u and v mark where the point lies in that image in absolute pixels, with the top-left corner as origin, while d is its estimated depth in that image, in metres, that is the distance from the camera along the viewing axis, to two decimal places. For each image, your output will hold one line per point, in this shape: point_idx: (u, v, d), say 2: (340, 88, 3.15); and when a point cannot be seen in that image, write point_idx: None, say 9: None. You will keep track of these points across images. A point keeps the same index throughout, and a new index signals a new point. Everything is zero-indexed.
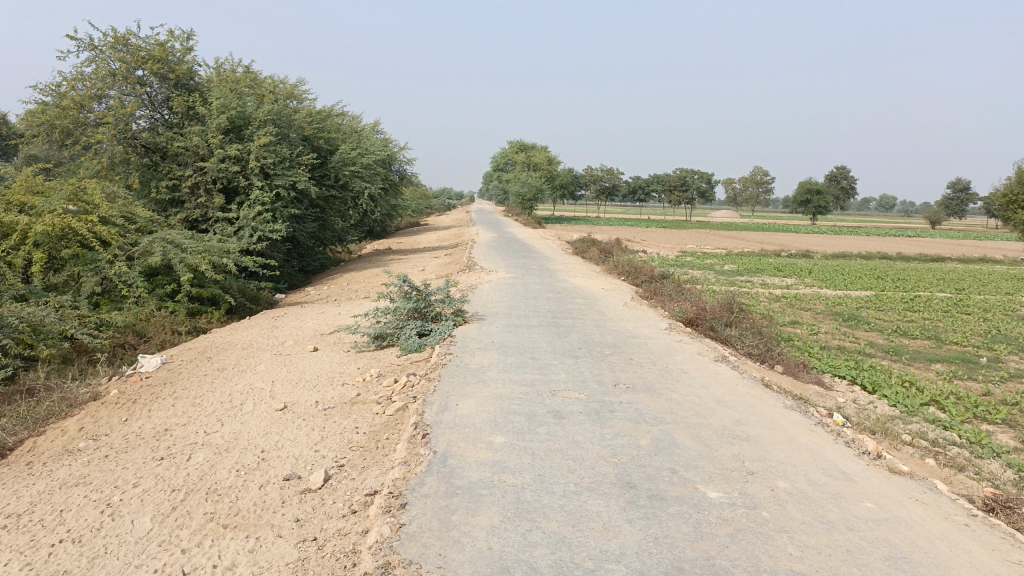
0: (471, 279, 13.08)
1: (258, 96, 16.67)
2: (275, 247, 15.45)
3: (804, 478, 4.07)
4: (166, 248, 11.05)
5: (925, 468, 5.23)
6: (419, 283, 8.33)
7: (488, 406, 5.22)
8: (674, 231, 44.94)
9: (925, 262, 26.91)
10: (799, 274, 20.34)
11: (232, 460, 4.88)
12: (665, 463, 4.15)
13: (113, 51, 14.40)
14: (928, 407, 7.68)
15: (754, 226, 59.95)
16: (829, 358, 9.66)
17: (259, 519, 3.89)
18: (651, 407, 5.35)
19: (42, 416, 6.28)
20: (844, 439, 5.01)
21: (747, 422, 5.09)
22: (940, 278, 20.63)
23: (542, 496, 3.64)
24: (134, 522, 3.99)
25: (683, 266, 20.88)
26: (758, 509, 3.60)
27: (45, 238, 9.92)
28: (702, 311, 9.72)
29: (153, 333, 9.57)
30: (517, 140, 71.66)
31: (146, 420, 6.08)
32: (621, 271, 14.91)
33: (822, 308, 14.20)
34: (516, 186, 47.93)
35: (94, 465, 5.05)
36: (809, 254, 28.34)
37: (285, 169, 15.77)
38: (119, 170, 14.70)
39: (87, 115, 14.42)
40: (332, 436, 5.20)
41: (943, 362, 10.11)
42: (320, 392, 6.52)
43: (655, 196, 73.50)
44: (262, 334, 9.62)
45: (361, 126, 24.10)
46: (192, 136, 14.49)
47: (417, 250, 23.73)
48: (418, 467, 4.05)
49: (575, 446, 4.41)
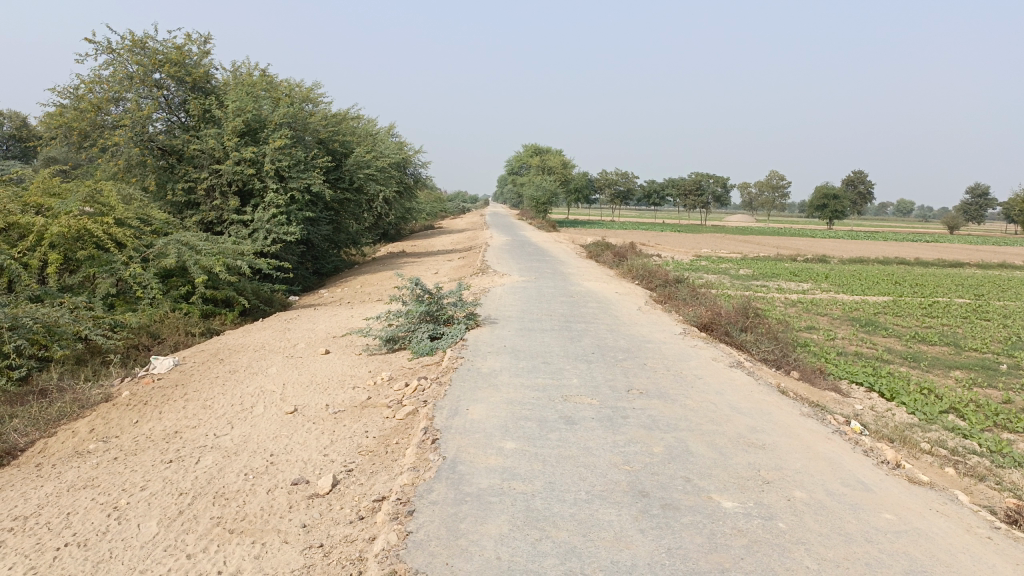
0: (484, 282, 13.03)
1: (274, 99, 16.72)
2: (289, 250, 15.46)
3: (821, 488, 3.97)
4: (181, 250, 11.08)
5: (946, 478, 5.12)
6: (432, 286, 8.28)
7: (498, 411, 5.15)
8: (688, 235, 44.73)
9: (943, 268, 26.60)
10: (816, 279, 20.16)
11: (240, 463, 4.84)
12: (678, 472, 4.06)
13: (131, 54, 14.48)
14: (947, 415, 7.54)
15: (770, 230, 59.54)
16: (847, 365, 9.52)
17: (265, 524, 3.84)
18: (665, 413, 5.26)
19: (54, 417, 6.28)
20: (862, 448, 4.91)
21: (763, 430, 4.99)
22: (960, 284, 20.35)
23: (553, 504, 3.57)
24: (140, 526, 3.96)
25: (698, 270, 20.73)
26: (774, 520, 3.51)
27: (61, 239, 9.95)
28: (717, 316, 9.61)
29: (166, 334, 9.58)
30: (532, 144, 71.67)
31: (156, 422, 6.06)
32: (635, 275, 14.80)
33: (840, 314, 14.04)
34: (530, 190, 47.88)
35: (103, 467, 5.03)
36: (826, 259, 28.09)
37: (300, 172, 15.79)
38: (135, 172, 14.77)
39: (104, 117, 14.51)
40: (341, 440, 5.15)
41: (963, 369, 9.94)
42: (331, 395, 6.48)
43: (670, 200, 73.18)
44: (274, 336, 9.61)
45: (375, 129, 24.16)
46: (207, 139, 14.54)
47: (430, 253, 23.70)
48: (427, 473, 3.99)
49: (587, 452, 4.34)
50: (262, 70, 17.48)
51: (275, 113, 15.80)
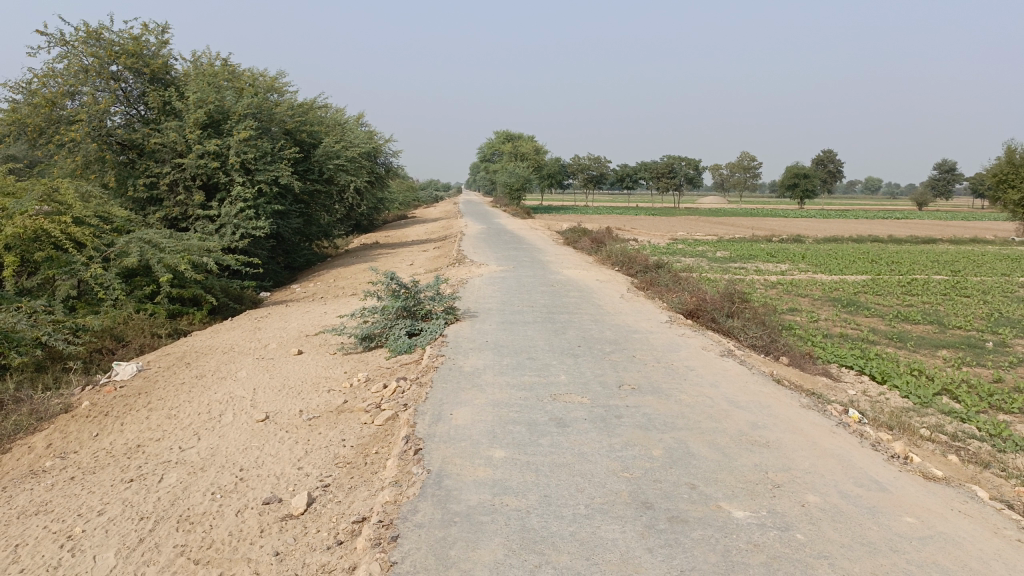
0: (461, 274, 12.67)
1: (237, 89, 16.12)
2: (258, 245, 14.97)
3: (835, 491, 3.70)
4: (144, 249, 10.59)
5: (951, 467, 4.94)
6: (409, 280, 7.88)
7: (485, 415, 4.83)
8: (663, 218, 44.67)
9: (916, 244, 26.66)
10: (794, 260, 20.00)
11: (207, 481, 4.47)
12: (682, 478, 3.77)
13: (85, 45, 13.79)
14: (941, 397, 7.36)
15: (741, 211, 59.59)
16: (834, 347, 9.33)
17: (234, 552, 3.49)
18: (660, 410, 4.97)
19: (8, 432, 5.85)
20: (869, 441, 4.65)
21: (764, 425, 4.72)
22: (935, 260, 20.28)
23: (551, 522, 3.26)
24: (96, 558, 3.59)
25: (675, 254, 20.56)
26: (791, 530, 3.23)
27: (17, 240, 9.37)
28: (702, 302, 9.36)
29: (131, 336, 9.12)
30: (503, 131, 71.00)
31: (118, 435, 5.66)
32: (614, 261, 14.54)
33: (820, 295, 13.90)
34: (503, 176, 47.16)
35: (58, 489, 4.63)
36: (801, 239, 28.02)
37: (267, 164, 15.24)
38: (94, 169, 14.14)
39: (60, 112, 13.82)
40: (317, 451, 4.81)
41: (949, 348, 9.81)
42: (305, 399, 6.11)
43: (643, 183, 73.05)
44: (244, 336, 9.18)
45: (344, 118, 23.56)
46: (169, 132, 13.98)
47: (404, 245, 23.22)
48: (411, 490, 3.66)
49: (583, 459, 4.03)
50: (224, 60, 16.88)
51: (239, 104, 15.24)
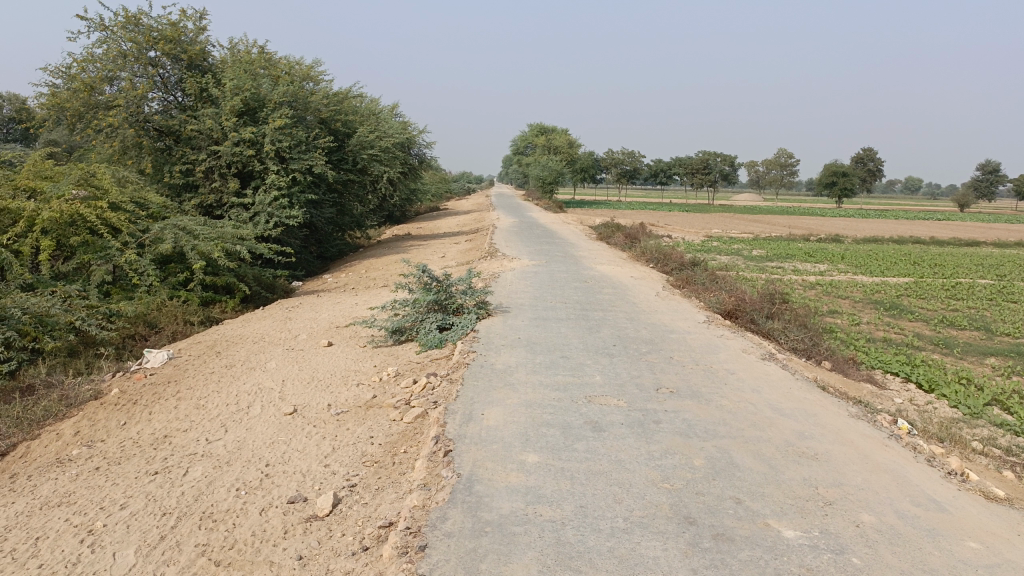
0: (493, 267, 12.51)
1: (274, 78, 16.11)
2: (291, 234, 14.98)
3: (889, 510, 3.48)
4: (178, 235, 10.59)
5: (1009, 485, 4.65)
6: (441, 273, 7.73)
7: (517, 416, 4.65)
8: (696, 215, 44.11)
9: (960, 247, 25.86)
10: (832, 260, 19.49)
11: (233, 476, 4.37)
12: (727, 491, 3.57)
13: (124, 31, 13.85)
14: (992, 408, 7.01)
15: (776, 209, 58.52)
16: (878, 353, 8.98)
17: (256, 554, 3.37)
18: (701, 416, 4.76)
19: (38, 417, 5.82)
20: (924, 456, 4.39)
21: (812, 436, 4.48)
22: (980, 264, 19.60)
23: (587, 535, 3.08)
24: (116, 555, 3.49)
25: (710, 251, 20.16)
26: (846, 554, 3.00)
27: (54, 225, 9.40)
28: (741, 302, 9.08)
29: (163, 323, 9.11)
30: (536, 124, 70.58)
31: (145, 425, 5.59)
32: (649, 258, 14.25)
33: (861, 297, 13.46)
34: (535, 169, 46.80)
35: (83, 480, 4.56)
36: (840, 239, 27.31)
37: (302, 153, 15.22)
38: (131, 154, 14.22)
39: (98, 97, 13.89)
40: (344, 448, 4.68)
41: (998, 356, 9.40)
42: (333, 393, 5.99)
43: (677, 179, 72.15)
44: (274, 326, 9.12)
45: (379, 109, 23.49)
46: (205, 119, 14.01)
47: (435, 236, 23.14)
48: (440, 495, 3.50)
49: (621, 467, 3.84)
50: (261, 47, 16.86)
51: (275, 92, 15.23)
